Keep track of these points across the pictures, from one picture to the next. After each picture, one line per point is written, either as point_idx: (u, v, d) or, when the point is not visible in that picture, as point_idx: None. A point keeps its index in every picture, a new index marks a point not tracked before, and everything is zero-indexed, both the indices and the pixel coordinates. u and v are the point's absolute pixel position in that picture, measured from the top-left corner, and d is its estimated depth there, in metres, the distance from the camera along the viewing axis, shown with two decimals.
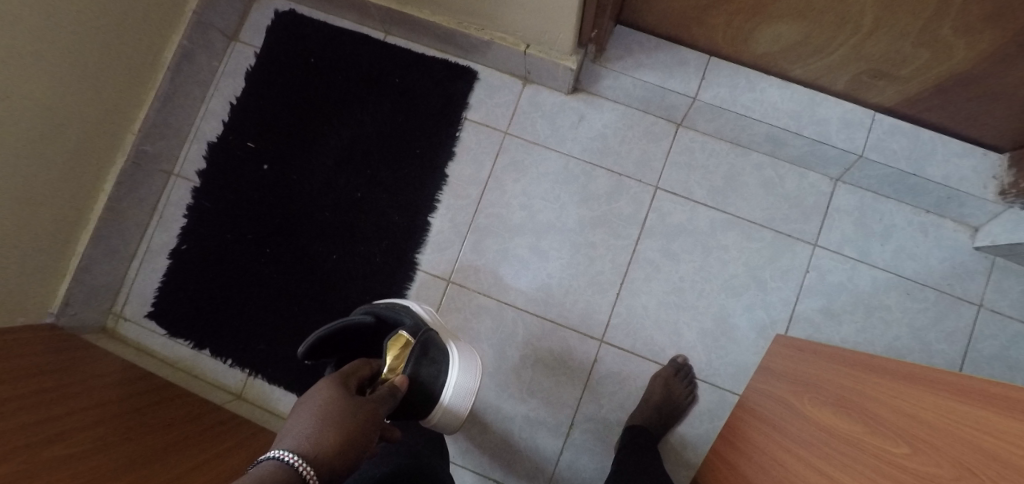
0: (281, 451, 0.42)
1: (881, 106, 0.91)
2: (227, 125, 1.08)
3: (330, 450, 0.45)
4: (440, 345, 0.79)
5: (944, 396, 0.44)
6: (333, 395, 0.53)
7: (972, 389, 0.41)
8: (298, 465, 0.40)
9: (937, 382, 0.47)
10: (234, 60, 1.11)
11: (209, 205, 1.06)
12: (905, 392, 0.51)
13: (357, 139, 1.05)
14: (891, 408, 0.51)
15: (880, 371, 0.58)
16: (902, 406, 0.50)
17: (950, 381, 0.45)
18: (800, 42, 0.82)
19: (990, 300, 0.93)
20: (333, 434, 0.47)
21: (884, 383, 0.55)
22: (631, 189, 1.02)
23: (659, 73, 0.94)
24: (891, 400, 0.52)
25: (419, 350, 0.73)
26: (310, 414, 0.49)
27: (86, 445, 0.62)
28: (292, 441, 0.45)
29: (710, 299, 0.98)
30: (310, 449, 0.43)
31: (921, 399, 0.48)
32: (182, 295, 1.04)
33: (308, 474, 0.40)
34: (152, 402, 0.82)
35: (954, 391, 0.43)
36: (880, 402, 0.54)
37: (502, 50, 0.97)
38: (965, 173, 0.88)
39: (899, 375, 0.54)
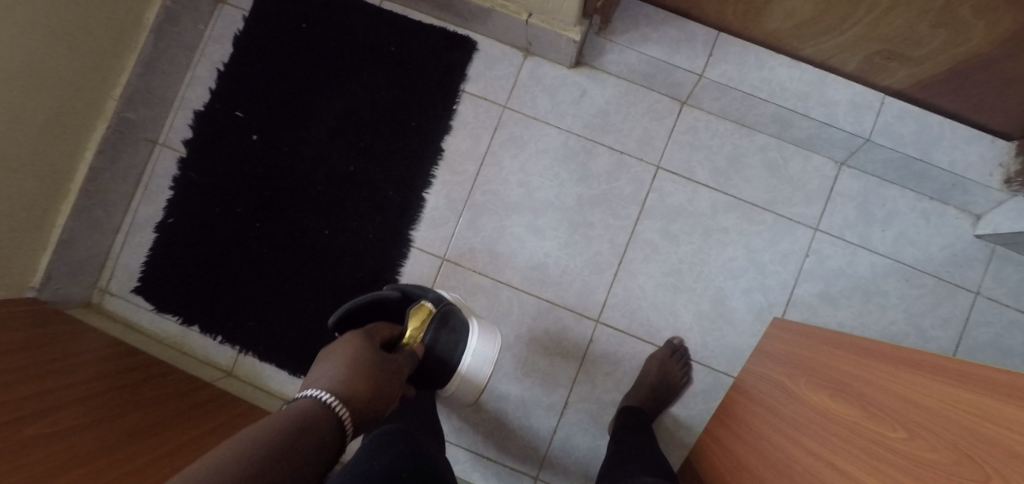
0: (317, 390, 0.51)
1: (891, 89, 0.89)
2: (215, 92, 1.03)
3: (358, 394, 0.53)
4: (462, 318, 0.83)
5: (938, 378, 0.44)
6: (360, 349, 0.61)
7: (966, 372, 0.41)
8: (330, 402, 0.49)
9: (932, 365, 0.46)
10: (221, 24, 1.05)
11: (196, 177, 1.02)
12: (899, 376, 0.51)
13: (351, 111, 1.01)
14: (886, 393, 0.51)
15: (875, 355, 0.58)
16: (898, 390, 0.50)
17: (944, 364, 0.45)
18: (812, 19, 0.79)
19: (987, 288, 0.93)
20: (360, 379, 0.55)
21: (879, 367, 0.55)
22: (632, 168, 1.00)
23: (665, 48, 0.91)
24: (885, 385, 0.52)
25: (437, 320, 0.78)
26: (340, 361, 0.58)
27: (72, 422, 0.61)
28: (325, 380, 0.53)
29: (708, 281, 0.97)
30: (341, 389, 0.52)
31: (916, 383, 0.47)
32: (170, 269, 1.01)
33: (339, 410, 0.49)
34: (142, 378, 0.81)
35: (947, 374, 0.43)
36: (876, 387, 0.54)
37: (504, 19, 0.93)
38: (972, 159, 0.87)
39: (894, 359, 0.54)
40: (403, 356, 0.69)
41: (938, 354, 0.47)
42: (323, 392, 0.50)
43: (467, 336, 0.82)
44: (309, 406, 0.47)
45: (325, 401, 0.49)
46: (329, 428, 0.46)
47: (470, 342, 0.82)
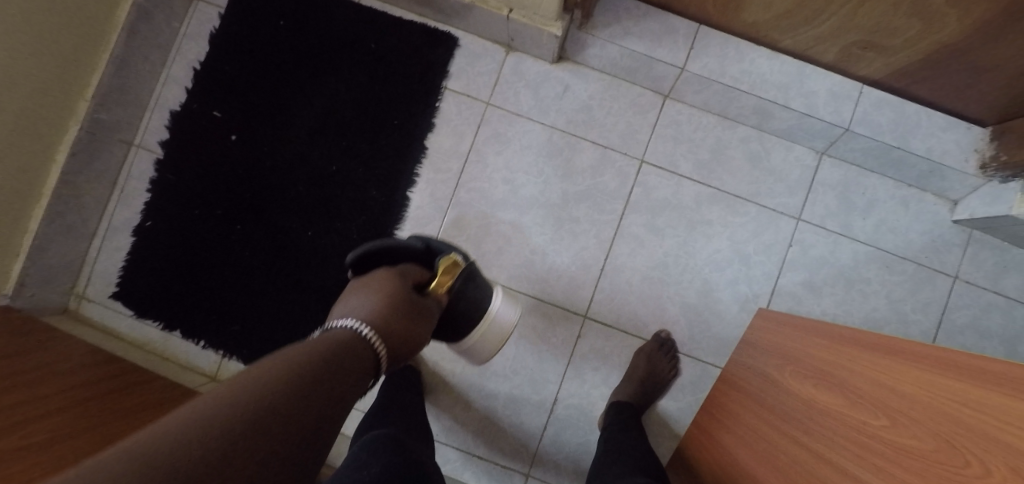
0: (354, 321, 0.53)
1: (868, 79, 0.90)
2: (191, 92, 1.01)
3: (391, 329, 0.56)
4: (483, 277, 0.83)
5: (923, 368, 0.44)
6: (394, 287, 0.63)
7: (953, 362, 0.41)
8: (367, 335, 0.52)
9: (915, 354, 0.47)
10: (196, 21, 1.03)
11: (174, 179, 1.00)
12: (883, 365, 0.51)
13: (332, 109, 1.00)
14: (869, 382, 0.52)
15: (857, 343, 0.59)
16: (881, 380, 0.50)
17: (929, 354, 0.45)
18: (790, 11, 0.80)
19: (965, 272, 0.94)
20: (393, 314, 0.58)
21: (859, 356, 0.56)
22: (616, 162, 1.00)
23: (646, 42, 0.91)
24: (869, 374, 0.53)
25: (465, 274, 0.78)
26: (375, 294, 0.60)
27: (45, 435, 0.59)
28: (361, 312, 0.56)
29: (694, 274, 0.98)
30: (377, 322, 0.55)
31: (900, 372, 0.48)
32: (150, 274, 0.99)
33: (374, 342, 0.52)
34: (122, 387, 0.80)
35: (933, 364, 0.43)
36: (859, 375, 0.54)
37: (485, 14, 0.92)
38: (947, 147, 0.89)
39: (876, 348, 0.54)
40: (433, 300, 0.71)
41: (921, 343, 0.47)
42: (361, 325, 0.53)
43: (490, 294, 0.84)
44: (347, 336, 0.51)
45: (364, 336, 0.52)
46: (365, 358, 0.51)
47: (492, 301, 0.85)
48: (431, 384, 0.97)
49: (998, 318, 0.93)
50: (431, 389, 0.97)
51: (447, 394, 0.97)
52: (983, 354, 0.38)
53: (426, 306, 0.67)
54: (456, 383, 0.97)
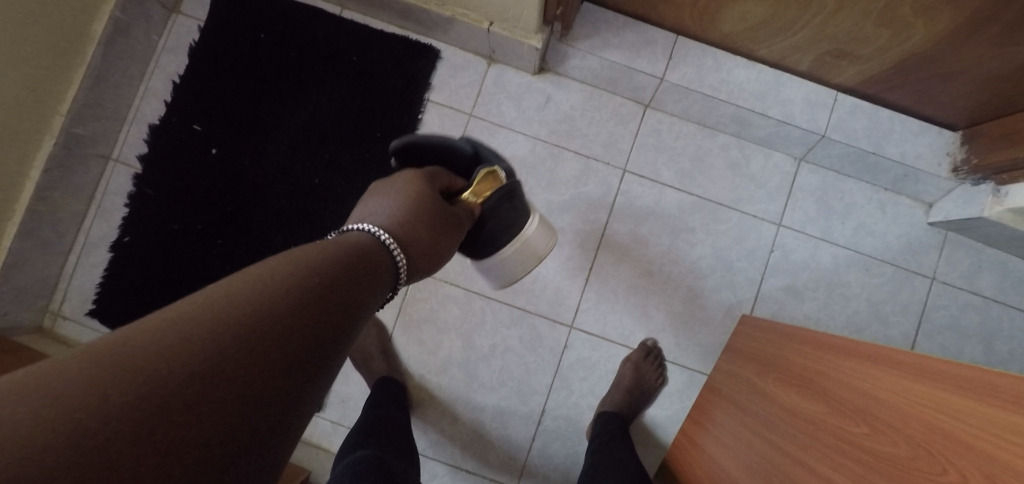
0: (374, 225, 0.49)
1: (842, 87, 0.92)
2: (170, 106, 1.00)
3: (416, 234, 0.52)
4: (522, 200, 0.80)
5: (905, 377, 0.45)
6: (421, 190, 0.57)
7: (938, 372, 0.41)
8: (387, 242, 0.48)
9: (898, 362, 0.47)
10: (176, 35, 1.02)
11: (153, 194, 0.98)
12: (864, 372, 0.51)
13: (314, 122, 0.99)
14: (851, 390, 0.52)
15: (839, 350, 0.59)
16: (863, 388, 0.50)
17: (912, 362, 0.45)
18: (765, 21, 0.82)
19: (942, 273, 0.96)
20: (419, 220, 0.53)
21: (841, 363, 0.57)
22: (599, 172, 1.00)
23: (626, 53, 0.92)
24: (850, 381, 0.53)
25: (505, 192, 0.74)
26: (399, 196, 0.55)
27: None
28: (383, 217, 0.51)
29: (678, 282, 0.98)
30: (398, 228, 0.51)
31: (883, 379, 0.48)
32: (126, 291, 0.96)
33: (395, 251, 0.49)
34: None
35: (917, 373, 0.43)
36: (842, 383, 0.55)
37: (466, 28, 0.93)
38: (921, 151, 0.91)
39: (855, 355, 0.55)
40: (461, 210, 0.66)
41: (903, 350, 0.47)
42: (380, 231, 0.49)
43: (525, 219, 0.81)
44: (365, 240, 0.47)
45: (383, 242, 0.48)
46: (386, 266, 0.47)
47: (528, 224, 0.82)
48: (418, 398, 0.95)
49: (975, 318, 0.95)
50: (417, 403, 0.95)
51: (434, 408, 0.95)
52: (968, 364, 0.38)
53: (456, 215, 0.62)
54: (443, 396, 0.96)
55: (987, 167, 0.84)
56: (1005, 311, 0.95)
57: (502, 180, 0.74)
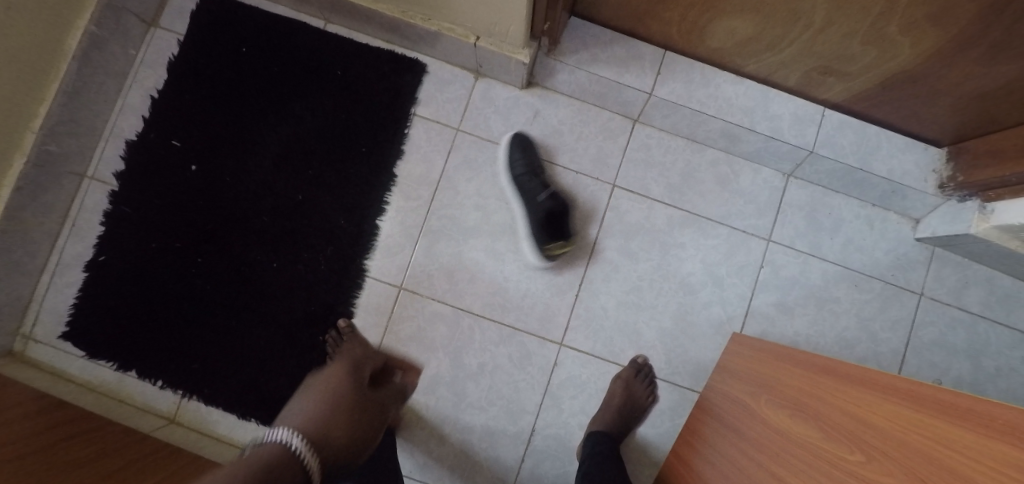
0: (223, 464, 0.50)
1: (829, 103, 0.92)
2: (149, 121, 0.97)
3: None
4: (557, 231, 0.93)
5: (920, 412, 0.43)
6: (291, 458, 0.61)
7: (954, 407, 0.39)
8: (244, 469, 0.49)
9: (912, 395, 0.45)
10: (155, 49, 0.99)
11: (130, 212, 0.95)
12: (876, 405, 0.50)
13: (297, 137, 0.97)
14: (858, 422, 0.51)
15: (840, 375, 0.60)
16: (875, 422, 0.48)
17: (927, 396, 0.43)
18: (752, 38, 0.81)
19: (930, 289, 0.96)
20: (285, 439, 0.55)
21: (841, 389, 0.57)
22: (588, 187, 0.99)
23: (613, 68, 0.92)
24: (860, 414, 0.51)
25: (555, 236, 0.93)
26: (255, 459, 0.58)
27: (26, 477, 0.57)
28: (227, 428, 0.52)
29: (668, 298, 0.97)
30: None
31: (895, 413, 0.46)
32: (103, 312, 0.93)
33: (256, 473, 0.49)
34: (86, 430, 0.76)
35: (932, 406, 0.42)
36: (843, 411, 0.55)
37: (452, 42, 0.92)
38: (908, 167, 0.91)
39: (855, 381, 0.56)
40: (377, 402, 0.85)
41: (922, 383, 0.46)
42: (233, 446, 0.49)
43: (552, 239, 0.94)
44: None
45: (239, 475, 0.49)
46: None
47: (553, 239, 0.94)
48: (404, 419, 0.93)
49: (963, 333, 0.95)
50: (404, 425, 0.93)
51: (421, 429, 0.93)
52: (987, 398, 0.36)
53: (348, 429, 0.74)
54: (431, 417, 0.93)
55: (973, 184, 0.84)
56: (992, 327, 0.95)
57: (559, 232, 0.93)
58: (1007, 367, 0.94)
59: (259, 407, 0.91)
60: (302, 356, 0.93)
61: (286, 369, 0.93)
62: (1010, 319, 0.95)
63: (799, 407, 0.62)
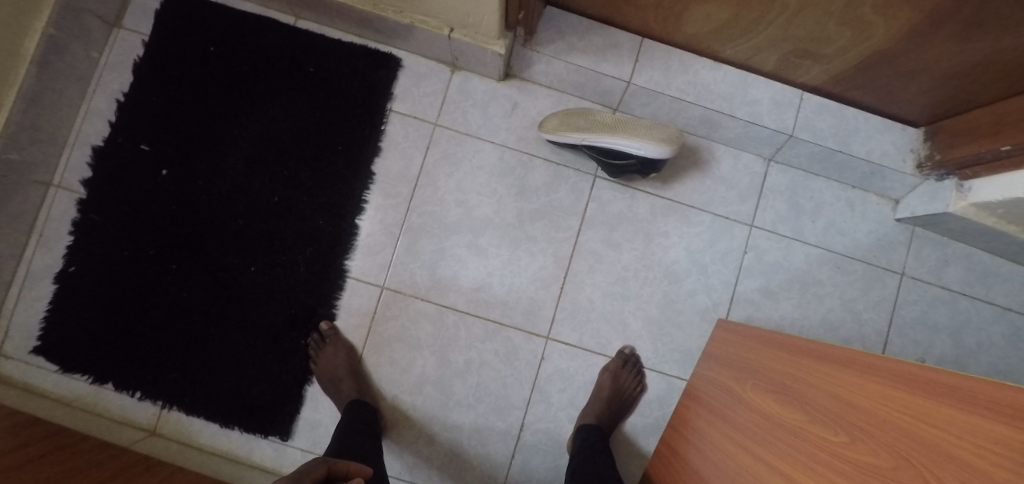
0: None
1: (808, 86, 0.92)
2: (115, 126, 0.94)
3: None
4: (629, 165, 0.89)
5: (921, 396, 0.42)
6: None
7: (959, 391, 0.38)
8: None
9: (911, 377, 0.45)
10: (119, 50, 0.96)
11: (100, 220, 0.92)
12: (872, 389, 0.49)
13: (271, 137, 0.95)
14: (844, 404, 0.52)
15: (823, 357, 0.60)
16: (872, 408, 0.48)
17: (928, 378, 0.43)
18: (728, 22, 0.81)
19: (911, 269, 0.97)
20: None
21: (825, 371, 0.58)
22: (569, 178, 0.98)
23: (591, 57, 0.91)
24: (854, 397, 0.51)
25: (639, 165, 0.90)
26: None
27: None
28: None
29: (653, 287, 0.97)
30: None
31: (894, 398, 0.45)
32: (75, 324, 0.90)
33: None
34: (67, 444, 0.75)
35: (934, 390, 0.41)
36: (828, 393, 0.55)
37: (426, 35, 0.90)
38: (886, 148, 0.91)
39: (838, 363, 0.56)
40: None
41: (916, 363, 0.45)
42: None
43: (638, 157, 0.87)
44: None
45: None
46: None
47: (635, 151, 0.86)
48: (391, 419, 0.92)
49: (944, 312, 0.96)
50: (391, 426, 0.92)
51: (409, 430, 0.92)
52: (994, 380, 0.35)
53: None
54: (418, 417, 0.92)
55: (950, 163, 0.85)
56: (972, 304, 0.96)
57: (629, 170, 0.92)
58: (987, 342, 0.95)
59: (242, 415, 0.89)
60: (285, 361, 0.91)
61: (268, 375, 0.91)
62: (989, 295, 0.96)
63: (784, 391, 0.62)
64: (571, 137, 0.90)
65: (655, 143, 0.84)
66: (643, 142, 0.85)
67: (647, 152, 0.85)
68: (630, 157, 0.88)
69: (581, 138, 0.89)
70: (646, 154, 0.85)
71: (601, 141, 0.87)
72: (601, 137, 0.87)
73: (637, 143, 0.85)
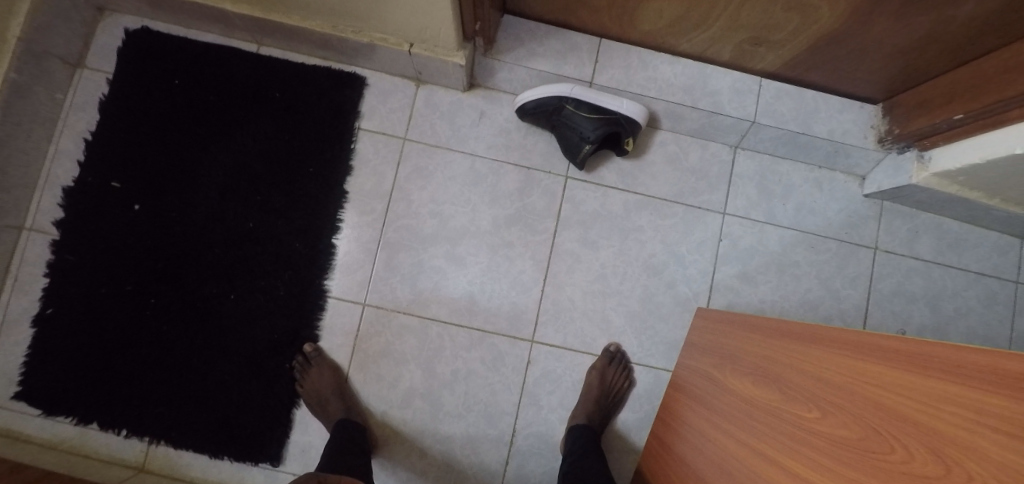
0: None
1: (765, 72, 0.93)
2: (85, 164, 0.94)
3: None
4: (610, 122, 0.91)
5: (885, 365, 0.43)
6: None
7: (921, 357, 0.39)
8: None
9: (874, 347, 0.46)
10: (84, 90, 0.97)
11: (75, 260, 0.92)
12: (838, 362, 0.50)
13: (241, 164, 0.95)
14: (814, 380, 0.52)
15: (794, 335, 0.61)
16: (840, 381, 0.49)
17: (890, 347, 0.44)
18: (681, 17, 0.83)
19: (884, 243, 0.98)
20: None
21: (796, 349, 0.58)
22: (541, 181, 0.99)
23: (551, 61, 0.93)
24: (822, 372, 0.52)
25: (617, 127, 0.91)
26: None
27: None
28: None
29: (633, 282, 0.98)
30: None
31: (859, 370, 0.46)
32: (56, 366, 0.89)
33: None
34: None
35: (897, 358, 0.42)
36: (799, 371, 0.56)
37: (387, 52, 0.91)
38: (847, 126, 0.93)
39: (808, 340, 0.57)
40: None
41: (877, 334, 0.46)
42: None
43: (620, 115, 0.91)
44: None
45: None
46: None
47: (619, 108, 0.91)
48: (382, 436, 0.92)
49: (920, 282, 0.98)
50: (382, 443, 0.91)
51: (401, 445, 0.92)
52: (955, 344, 0.36)
53: None
54: (410, 431, 0.92)
55: (908, 136, 0.87)
56: (946, 272, 0.98)
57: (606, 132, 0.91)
58: (963, 309, 0.97)
59: (231, 444, 0.89)
60: (271, 386, 0.91)
61: (255, 402, 0.90)
62: (961, 262, 0.98)
63: (760, 373, 0.63)
64: (559, 87, 0.91)
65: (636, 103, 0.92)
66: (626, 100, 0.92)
67: (629, 109, 0.91)
68: (612, 113, 0.91)
69: (569, 87, 0.91)
70: (631, 106, 0.91)
71: (589, 95, 0.91)
72: (587, 90, 0.91)
73: (620, 100, 0.92)
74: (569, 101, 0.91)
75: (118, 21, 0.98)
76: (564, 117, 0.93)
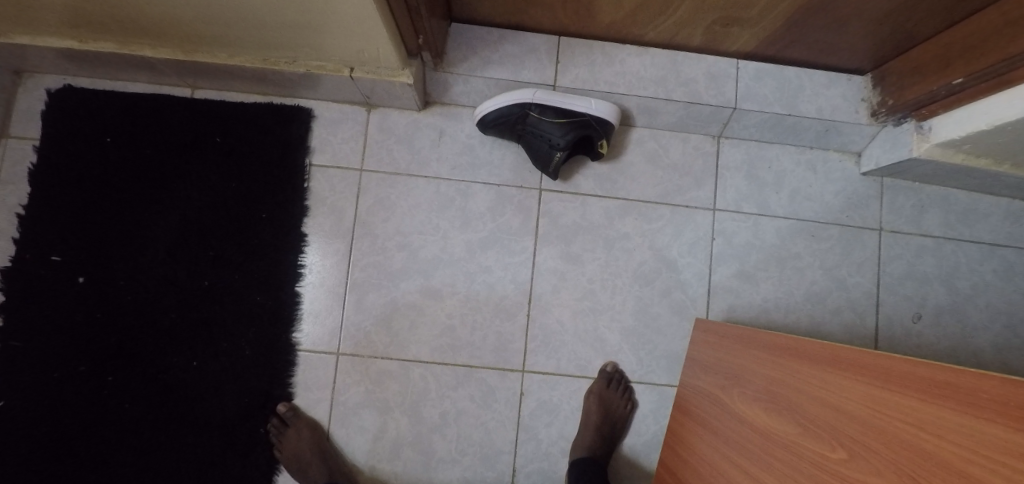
0: None
1: (741, 53, 0.85)
2: (21, 241, 0.87)
3: None
4: (581, 124, 0.83)
5: (917, 399, 0.36)
6: None
7: (962, 392, 0.32)
8: None
9: (901, 375, 0.39)
10: (10, 160, 0.89)
11: (21, 346, 0.85)
12: (859, 392, 0.43)
13: (189, 219, 0.88)
14: (834, 413, 0.45)
15: (807, 357, 0.53)
16: (863, 414, 0.42)
17: (920, 376, 0.37)
18: (641, 4, 0.74)
19: (888, 222, 0.91)
20: None
21: (810, 374, 0.51)
22: (514, 198, 0.92)
23: (508, 67, 0.85)
24: (842, 403, 0.45)
25: (590, 129, 0.84)
26: None
27: None
28: None
29: (624, 295, 0.91)
30: None
31: (884, 402, 0.40)
32: (14, 464, 0.82)
33: None
34: None
35: (930, 391, 0.35)
36: (815, 400, 0.49)
37: (328, 80, 0.83)
38: (837, 102, 0.85)
39: (823, 363, 0.50)
40: None
41: (904, 359, 0.39)
42: None
43: (591, 116, 0.84)
44: None
45: None
46: None
47: (589, 109, 0.84)
48: None
49: (931, 260, 0.91)
50: None
51: None
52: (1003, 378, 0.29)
53: None
54: None
55: (904, 106, 0.79)
56: (958, 248, 0.91)
57: (579, 135, 0.84)
58: (981, 283, 0.91)
59: None
60: (247, 454, 0.84)
61: (232, 474, 0.84)
62: (973, 234, 0.91)
63: (770, 400, 0.56)
64: (521, 94, 0.84)
65: (607, 103, 0.85)
66: (596, 100, 0.85)
67: (599, 110, 0.84)
68: (583, 115, 0.84)
69: (532, 94, 0.84)
70: (600, 106, 0.84)
71: (554, 98, 0.84)
72: (553, 94, 0.84)
73: (589, 100, 0.85)
74: (533, 108, 0.84)
75: (39, 82, 0.90)
76: (529, 126, 0.85)
